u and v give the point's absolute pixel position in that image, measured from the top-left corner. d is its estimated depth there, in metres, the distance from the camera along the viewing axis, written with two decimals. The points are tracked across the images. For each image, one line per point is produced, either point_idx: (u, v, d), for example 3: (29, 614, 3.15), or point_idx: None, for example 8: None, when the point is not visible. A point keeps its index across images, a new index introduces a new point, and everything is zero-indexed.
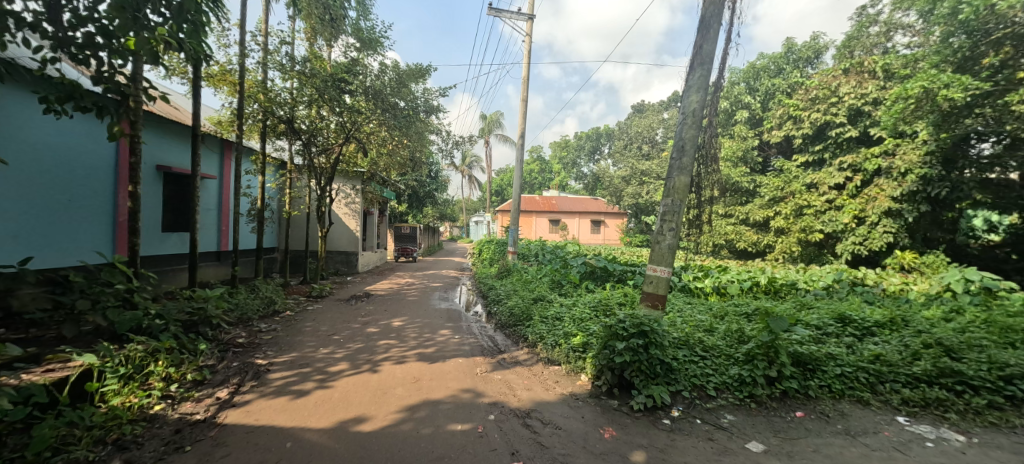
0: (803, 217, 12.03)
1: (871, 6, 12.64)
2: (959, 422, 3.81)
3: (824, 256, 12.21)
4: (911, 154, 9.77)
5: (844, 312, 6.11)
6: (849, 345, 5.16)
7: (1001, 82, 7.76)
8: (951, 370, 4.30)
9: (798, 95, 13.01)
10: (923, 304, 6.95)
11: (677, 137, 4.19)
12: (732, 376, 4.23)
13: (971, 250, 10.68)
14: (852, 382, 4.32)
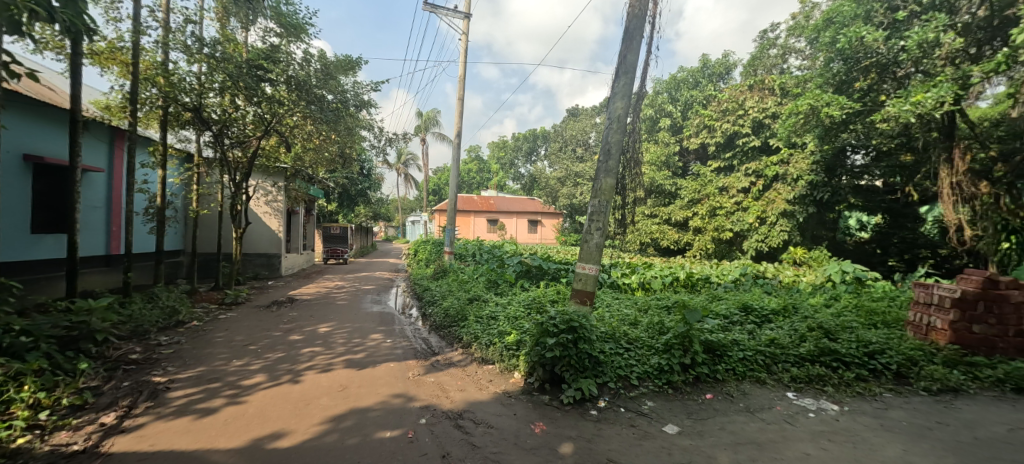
0: (716, 218, 13.34)
1: (772, 30, 14.08)
2: (835, 394, 4.45)
3: (735, 253, 13.60)
4: (802, 163, 11.04)
5: (747, 302, 6.83)
6: (751, 331, 5.79)
7: (869, 103, 9.07)
8: (828, 350, 5.02)
9: (712, 107, 14.29)
10: (810, 293, 7.97)
11: (604, 141, 4.51)
12: (653, 365, 4.58)
13: (847, 246, 12.28)
14: (752, 364, 4.85)
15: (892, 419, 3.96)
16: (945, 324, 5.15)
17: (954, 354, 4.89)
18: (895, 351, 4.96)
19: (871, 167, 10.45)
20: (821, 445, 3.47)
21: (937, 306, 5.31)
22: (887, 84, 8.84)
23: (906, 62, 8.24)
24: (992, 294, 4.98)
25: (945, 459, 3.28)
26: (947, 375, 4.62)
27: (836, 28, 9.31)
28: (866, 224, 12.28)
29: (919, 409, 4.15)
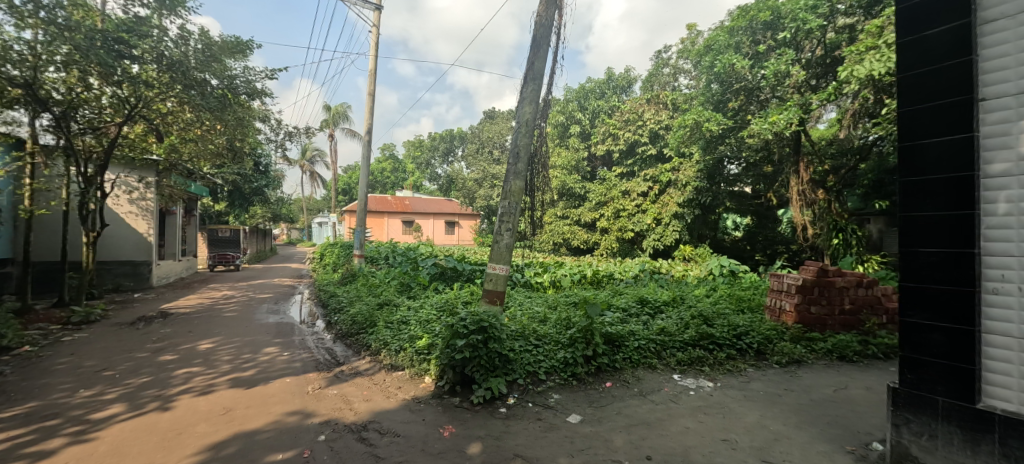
0: (619, 219, 14.54)
1: (665, 50, 15.56)
2: (711, 373, 5.13)
3: (636, 251, 14.92)
4: (689, 170, 12.46)
5: (643, 295, 7.58)
6: (645, 322, 6.41)
7: (738, 121, 10.53)
8: (707, 334, 5.77)
9: (616, 117, 15.54)
10: (695, 285, 9.07)
11: (513, 144, 4.80)
12: (559, 359, 4.88)
13: (724, 243, 13.96)
14: (646, 352, 5.39)
15: (754, 390, 4.68)
16: (792, 307, 6.21)
17: (798, 331, 5.93)
18: (756, 332, 5.86)
19: (742, 176, 12.14)
20: (698, 419, 3.96)
21: (787, 292, 6.37)
22: (753, 105, 10.30)
23: (767, 87, 9.73)
24: (823, 280, 6.21)
25: (792, 421, 3.92)
26: (795, 351, 5.55)
27: (713, 53, 10.52)
28: (739, 224, 14.04)
29: (772, 379, 4.96)
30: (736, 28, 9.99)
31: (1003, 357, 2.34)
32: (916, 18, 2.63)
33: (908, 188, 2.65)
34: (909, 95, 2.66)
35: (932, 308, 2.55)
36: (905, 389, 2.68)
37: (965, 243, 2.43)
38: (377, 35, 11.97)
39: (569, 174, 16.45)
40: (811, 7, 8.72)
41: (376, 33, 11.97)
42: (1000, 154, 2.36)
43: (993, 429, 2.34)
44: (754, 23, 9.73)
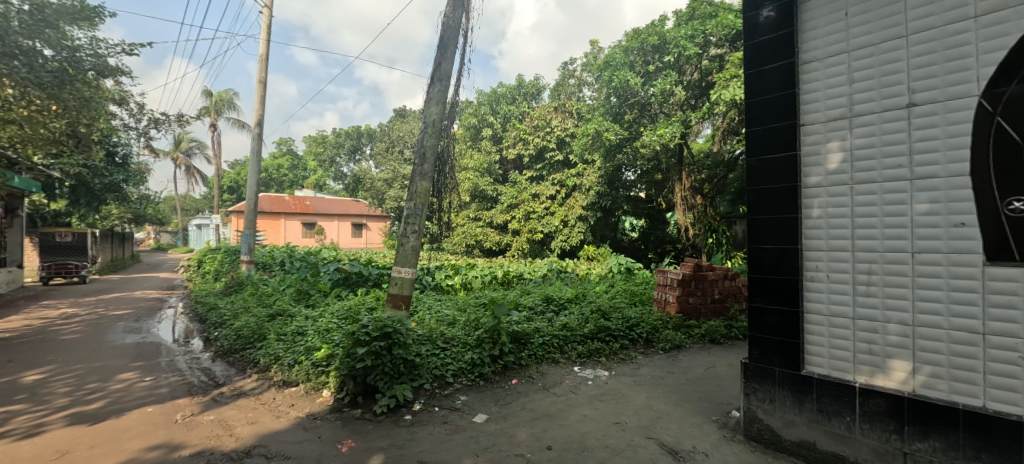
0: (529, 221, 15.07)
1: (571, 62, 16.49)
2: (607, 363, 5.55)
3: (545, 252, 15.58)
4: (593, 176, 13.34)
5: (549, 294, 7.97)
6: (550, 319, 6.71)
7: (631, 132, 11.56)
8: (604, 327, 6.25)
9: (526, 122, 16.13)
10: (597, 282, 9.79)
11: (420, 145, 4.86)
12: (467, 361, 4.89)
13: (623, 242, 15.18)
14: (550, 348, 5.64)
15: (643, 376, 5.15)
16: (675, 299, 6.99)
17: (679, 320, 6.70)
18: (646, 323, 6.47)
19: (637, 182, 13.65)
20: (596, 406, 4.23)
21: (670, 285, 7.15)
22: (645, 119, 11.35)
23: (656, 103, 10.87)
24: (698, 274, 7.11)
25: (672, 399, 4.38)
26: (677, 338, 6.25)
27: (611, 69, 11.39)
28: (636, 226, 15.26)
29: (657, 364, 5.55)
30: (630, 48, 10.99)
31: (817, 331, 2.88)
32: (758, 53, 3.10)
33: (751, 195, 3.12)
34: (753, 116, 3.11)
35: (771, 295, 3.04)
36: (753, 363, 3.18)
37: (792, 240, 2.93)
38: (267, 18, 11.19)
39: (481, 176, 16.62)
40: (689, 36, 9.96)
41: (267, 16, 11.18)
42: (815, 167, 2.86)
43: (811, 390, 2.88)
44: (644, 45, 10.78)
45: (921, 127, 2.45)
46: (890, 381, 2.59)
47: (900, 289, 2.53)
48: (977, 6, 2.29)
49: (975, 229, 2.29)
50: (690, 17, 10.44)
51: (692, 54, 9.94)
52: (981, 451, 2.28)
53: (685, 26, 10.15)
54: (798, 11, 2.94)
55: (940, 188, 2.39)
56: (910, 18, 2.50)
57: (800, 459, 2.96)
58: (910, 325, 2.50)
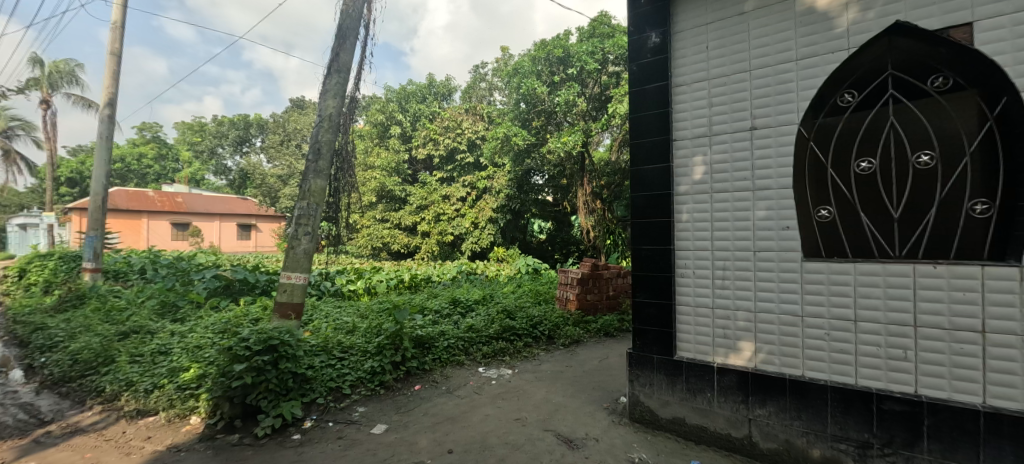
0: (440, 223, 15.04)
1: (482, 66, 16.78)
2: (511, 361, 5.75)
3: (455, 254, 15.61)
4: (502, 179, 13.67)
5: (456, 296, 7.98)
6: (456, 321, 6.69)
7: (537, 138, 12.15)
8: (508, 326, 6.46)
9: (436, 123, 16.02)
10: (506, 282, 10.09)
11: (314, 140, 4.67)
12: (366, 369, 4.73)
13: (532, 243, 15.70)
14: (455, 350, 5.66)
15: (543, 371, 5.37)
16: (574, 296, 7.44)
17: (578, 316, 7.17)
18: (548, 321, 6.82)
19: (545, 186, 14.10)
20: (498, 404, 4.31)
21: (570, 283, 7.56)
22: (551, 127, 11.92)
23: (560, 112, 11.49)
24: (595, 273, 7.65)
25: (569, 391, 4.64)
26: (576, 333, 6.70)
27: (519, 76, 11.76)
28: (544, 228, 15.41)
29: (557, 359, 5.83)
30: (537, 58, 11.43)
31: (686, 320, 3.30)
32: (640, 74, 3.46)
33: (634, 201, 3.48)
34: (636, 131, 3.48)
35: (649, 290, 3.42)
36: (635, 352, 3.53)
37: (665, 241, 3.32)
38: None
39: (388, 176, 16.22)
40: (590, 53, 10.77)
41: None
42: (685, 177, 3.28)
43: (681, 372, 3.29)
44: (550, 56, 11.31)
45: (760, 147, 2.96)
46: (739, 359, 3.07)
47: (745, 281, 3.03)
48: (799, 51, 2.83)
49: (796, 231, 2.84)
50: (591, 35, 11.24)
51: (592, 69, 10.74)
52: (800, 411, 2.80)
53: (587, 42, 10.97)
54: (672, 40, 3.34)
55: (773, 198, 2.91)
56: (753, 55, 2.99)
57: (672, 434, 3.35)
58: (752, 311, 3.01)
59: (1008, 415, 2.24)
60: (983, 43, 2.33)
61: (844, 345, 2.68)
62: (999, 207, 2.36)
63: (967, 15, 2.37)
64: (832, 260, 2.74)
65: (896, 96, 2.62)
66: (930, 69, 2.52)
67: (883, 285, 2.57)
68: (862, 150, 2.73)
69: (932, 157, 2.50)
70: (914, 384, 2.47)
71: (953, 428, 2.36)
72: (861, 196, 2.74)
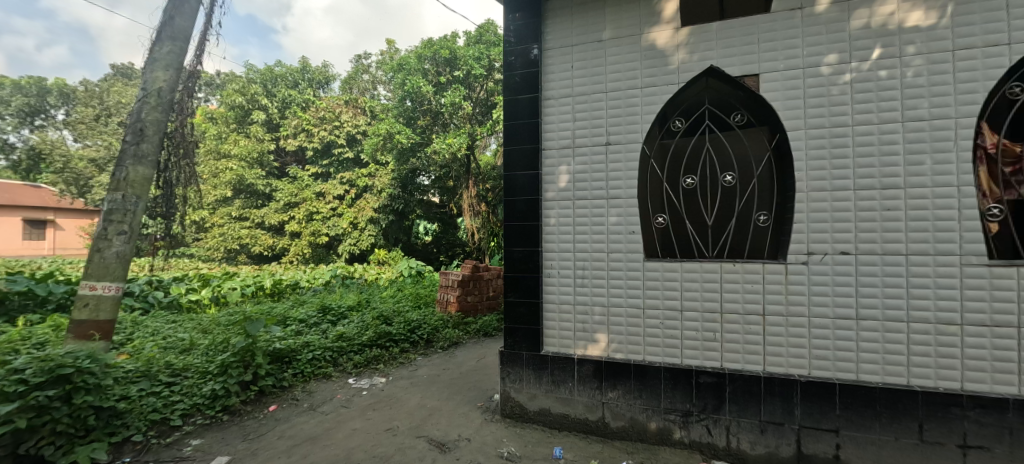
0: (312, 222, 14.02)
1: (365, 57, 16.09)
2: (385, 369, 5.27)
3: (331, 256, 14.56)
4: (384, 177, 13.17)
5: (325, 303, 7.10)
6: (323, 332, 6.00)
7: (422, 137, 11.94)
8: (384, 332, 6.02)
9: (311, 112, 14.90)
10: (387, 286, 9.66)
11: (134, 118, 3.69)
12: (204, 394, 3.96)
13: (417, 245, 15.49)
14: (320, 362, 5.06)
15: (418, 376, 5.00)
16: (455, 299, 7.59)
17: (458, 318, 7.28)
18: (427, 325, 6.65)
19: (431, 187, 13.68)
20: (367, 416, 3.96)
21: (451, 286, 7.71)
22: (436, 127, 11.83)
23: (446, 113, 11.52)
24: (476, 274, 7.83)
25: (444, 393, 4.42)
26: (455, 335, 6.69)
27: (404, 72, 11.65)
28: (429, 230, 15.45)
29: (434, 364, 5.52)
30: (423, 56, 11.55)
31: (552, 317, 3.59)
32: (513, 84, 3.67)
33: (507, 205, 3.68)
34: (510, 137, 3.68)
35: (520, 289, 3.64)
36: (507, 350, 3.71)
37: (535, 243, 3.58)
38: None
39: (249, 167, 14.61)
40: (477, 59, 11.29)
41: None
42: (552, 185, 3.57)
43: (547, 366, 3.56)
44: (437, 56, 11.48)
45: (613, 161, 3.39)
46: (595, 350, 3.45)
47: (600, 279, 3.43)
48: (643, 80, 3.31)
49: (639, 236, 3.32)
50: (477, 40, 11.62)
51: (478, 74, 11.22)
52: (641, 391, 3.27)
53: (473, 47, 11.34)
54: (542, 55, 3.61)
55: (623, 205, 3.36)
56: (609, 78, 3.40)
57: (539, 425, 3.61)
58: (606, 306, 3.42)
59: (778, 378, 2.94)
60: (766, 90, 3.01)
61: (673, 331, 3.23)
62: (773, 219, 3.11)
63: (756, 68, 3.03)
64: (665, 260, 3.28)
65: (710, 126, 3.27)
66: (733, 108, 3.22)
67: (701, 281, 3.17)
68: (686, 169, 3.32)
69: (733, 177, 3.19)
70: (720, 359, 3.10)
71: (745, 391, 3.01)
72: (687, 206, 3.32)
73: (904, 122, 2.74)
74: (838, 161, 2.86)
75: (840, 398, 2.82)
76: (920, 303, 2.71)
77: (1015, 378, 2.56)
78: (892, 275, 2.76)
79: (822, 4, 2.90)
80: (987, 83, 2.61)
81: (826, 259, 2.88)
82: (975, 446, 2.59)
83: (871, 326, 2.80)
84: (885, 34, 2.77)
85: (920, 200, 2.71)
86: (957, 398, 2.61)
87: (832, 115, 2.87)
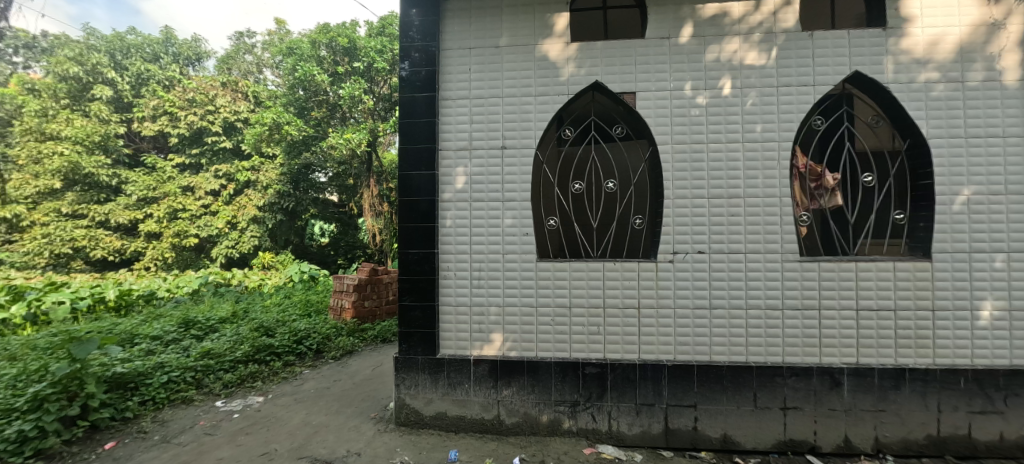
0: (177, 221, 11.50)
1: (248, 36, 14.21)
2: (263, 386, 4.61)
3: (201, 261, 11.98)
4: (271, 172, 11.65)
5: (188, 316, 6.05)
6: (185, 348, 5.12)
7: (318, 131, 10.98)
8: (264, 346, 5.27)
9: (175, 92, 12.18)
10: (270, 294, 8.63)
11: None
12: (8, 437, 3.13)
13: (310, 248, 13.38)
14: (178, 385, 4.30)
15: (303, 390, 4.53)
16: (350, 304, 6.87)
17: (353, 325, 6.56)
18: (317, 334, 5.92)
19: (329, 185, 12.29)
20: (238, 442, 3.50)
21: (346, 291, 6.94)
22: (333, 120, 10.91)
23: (345, 106, 10.65)
24: (374, 278, 7.25)
25: (332, 408, 4.09)
26: (350, 343, 6.01)
27: (295, 57, 10.62)
28: (326, 231, 13.55)
29: (324, 375, 5.00)
30: (318, 42, 10.62)
31: (449, 319, 3.58)
32: (409, 79, 3.58)
33: (403, 205, 3.57)
34: (405, 134, 3.57)
35: (416, 293, 3.56)
36: (401, 355, 3.59)
37: (431, 245, 3.53)
38: None
39: (88, 153, 11.48)
40: (380, 51, 10.55)
41: None
42: (449, 185, 3.57)
43: (444, 369, 3.54)
44: (333, 44, 10.59)
45: (509, 165, 3.51)
46: (490, 350, 3.52)
47: (496, 280, 3.52)
48: (537, 89, 3.50)
49: (533, 237, 3.48)
50: (380, 32, 10.98)
51: (381, 67, 10.51)
52: (534, 386, 3.42)
53: (375, 39, 10.66)
54: (439, 54, 3.60)
55: (517, 208, 3.50)
56: (505, 85, 3.53)
57: (435, 429, 3.56)
58: (501, 305, 3.51)
59: (650, 363, 3.32)
60: (641, 107, 3.39)
61: (562, 327, 3.44)
62: (647, 222, 3.51)
63: (633, 86, 3.40)
64: (556, 260, 3.49)
65: (596, 137, 3.58)
66: (615, 120, 3.57)
67: (587, 279, 3.43)
68: (575, 175, 3.59)
69: (615, 184, 3.53)
70: (603, 350, 3.39)
71: (623, 378, 3.34)
72: (575, 210, 3.58)
73: (743, 143, 3.31)
74: (696, 172, 3.34)
75: (697, 377, 3.27)
76: (755, 292, 3.28)
77: (818, 350, 3.22)
78: (736, 270, 3.30)
79: (684, 37, 3.37)
80: (798, 115, 3.27)
81: (688, 257, 3.34)
82: (792, 407, 3.21)
83: (720, 313, 3.30)
84: (730, 68, 3.32)
85: (755, 207, 3.29)
86: (779, 369, 3.21)
87: (691, 133, 3.34)
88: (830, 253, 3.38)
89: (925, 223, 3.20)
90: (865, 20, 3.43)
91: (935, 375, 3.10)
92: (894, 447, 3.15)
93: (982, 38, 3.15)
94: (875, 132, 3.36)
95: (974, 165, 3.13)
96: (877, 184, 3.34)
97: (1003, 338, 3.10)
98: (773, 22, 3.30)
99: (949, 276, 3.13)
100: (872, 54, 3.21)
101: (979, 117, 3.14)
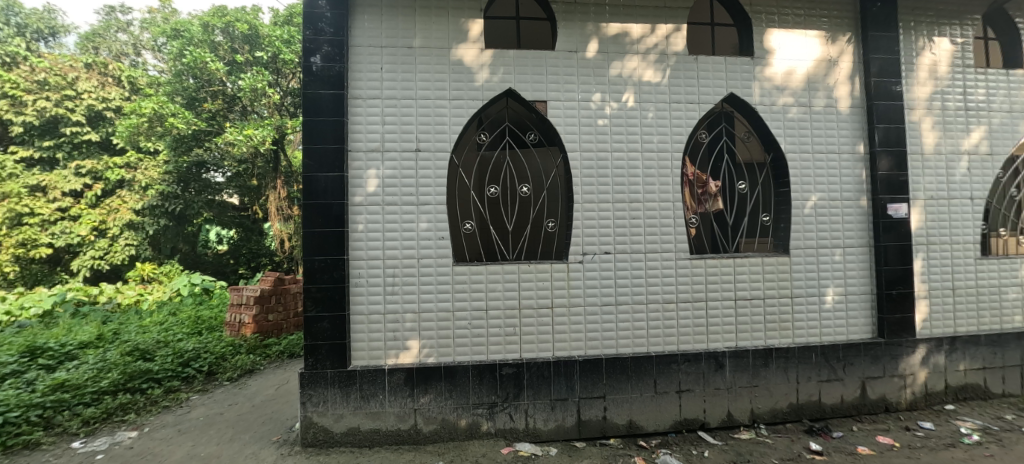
0: (22, 227, 9.39)
1: (122, 11, 12.16)
2: (137, 419, 3.95)
3: (55, 276, 9.93)
4: (151, 169, 9.93)
5: (36, 342, 5.03)
6: (28, 381, 4.22)
7: (213, 125, 9.62)
8: (139, 372, 4.55)
9: (18, 70, 10.02)
10: (151, 311, 7.47)
11: None
12: None
13: (205, 258, 11.60)
14: (18, 428, 3.54)
15: (189, 419, 3.98)
16: (248, 318, 6.17)
17: (255, 341, 5.92)
18: (208, 354, 5.25)
19: (226, 186, 10.74)
20: None
21: (245, 304, 6.24)
22: (232, 113, 9.72)
23: (246, 100, 9.52)
24: (279, 288, 6.62)
25: (224, 436, 3.65)
26: (250, 361, 5.41)
27: (183, 41, 9.43)
28: (224, 237, 12.05)
29: (217, 400, 4.45)
30: (211, 26, 9.50)
31: (361, 329, 3.41)
32: (318, 74, 3.34)
33: (309, 208, 3.32)
34: (309, 134, 3.33)
35: (324, 303, 3.32)
36: (307, 370, 3.33)
37: (340, 251, 3.33)
38: None
39: None
40: (287, 42, 9.60)
41: None
42: (360, 189, 3.41)
43: (355, 382, 3.36)
44: (231, 29, 9.52)
45: (423, 169, 3.46)
46: (407, 358, 3.42)
47: (411, 286, 3.43)
48: (450, 92, 3.49)
49: (448, 241, 3.46)
50: (287, 21, 10.04)
51: (289, 59, 9.54)
52: (451, 391, 3.40)
53: (282, 28, 9.72)
54: (348, 50, 3.43)
55: (431, 212, 3.46)
56: (419, 86, 3.47)
57: (347, 446, 3.36)
58: (417, 312, 3.43)
59: (563, 359, 3.49)
60: (552, 115, 3.55)
61: (480, 330, 3.46)
62: (558, 225, 3.67)
63: (544, 95, 3.55)
64: (472, 263, 3.52)
65: (510, 142, 3.65)
66: (528, 127, 3.69)
67: (502, 281, 3.49)
68: (490, 179, 3.64)
69: (529, 188, 3.64)
70: (519, 351, 3.48)
71: (539, 376, 3.46)
72: (491, 213, 3.63)
73: (642, 152, 3.63)
74: (602, 178, 3.58)
75: (605, 369, 3.50)
76: (653, 288, 3.60)
77: (705, 337, 3.63)
78: (638, 268, 3.60)
79: (590, 52, 3.61)
80: (686, 129, 3.67)
81: (595, 258, 3.56)
82: (685, 390, 3.57)
83: (625, 308, 3.57)
84: (631, 83, 3.63)
85: (652, 210, 3.62)
86: (674, 356, 3.56)
87: (597, 143, 3.58)
88: (714, 251, 3.83)
89: (784, 224, 3.77)
90: (738, 49, 3.95)
91: (794, 352, 3.66)
92: (765, 417, 3.66)
93: (823, 72, 3.83)
94: (746, 146, 3.88)
95: (820, 176, 3.78)
96: (749, 190, 3.86)
97: (839, 318, 3.77)
98: (665, 45, 3.68)
99: (803, 268, 3.73)
100: (743, 79, 3.73)
101: (820, 136, 3.80)
